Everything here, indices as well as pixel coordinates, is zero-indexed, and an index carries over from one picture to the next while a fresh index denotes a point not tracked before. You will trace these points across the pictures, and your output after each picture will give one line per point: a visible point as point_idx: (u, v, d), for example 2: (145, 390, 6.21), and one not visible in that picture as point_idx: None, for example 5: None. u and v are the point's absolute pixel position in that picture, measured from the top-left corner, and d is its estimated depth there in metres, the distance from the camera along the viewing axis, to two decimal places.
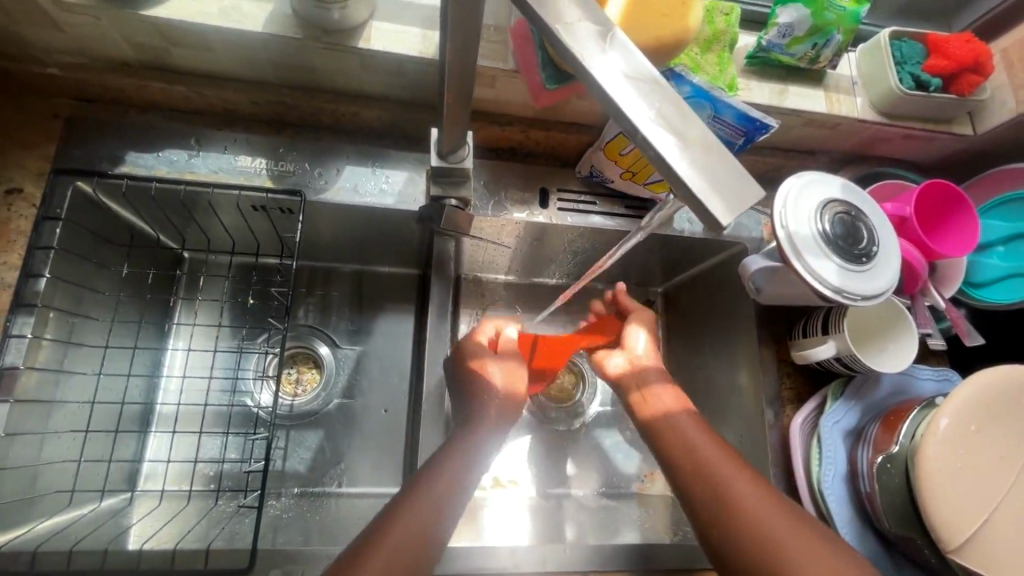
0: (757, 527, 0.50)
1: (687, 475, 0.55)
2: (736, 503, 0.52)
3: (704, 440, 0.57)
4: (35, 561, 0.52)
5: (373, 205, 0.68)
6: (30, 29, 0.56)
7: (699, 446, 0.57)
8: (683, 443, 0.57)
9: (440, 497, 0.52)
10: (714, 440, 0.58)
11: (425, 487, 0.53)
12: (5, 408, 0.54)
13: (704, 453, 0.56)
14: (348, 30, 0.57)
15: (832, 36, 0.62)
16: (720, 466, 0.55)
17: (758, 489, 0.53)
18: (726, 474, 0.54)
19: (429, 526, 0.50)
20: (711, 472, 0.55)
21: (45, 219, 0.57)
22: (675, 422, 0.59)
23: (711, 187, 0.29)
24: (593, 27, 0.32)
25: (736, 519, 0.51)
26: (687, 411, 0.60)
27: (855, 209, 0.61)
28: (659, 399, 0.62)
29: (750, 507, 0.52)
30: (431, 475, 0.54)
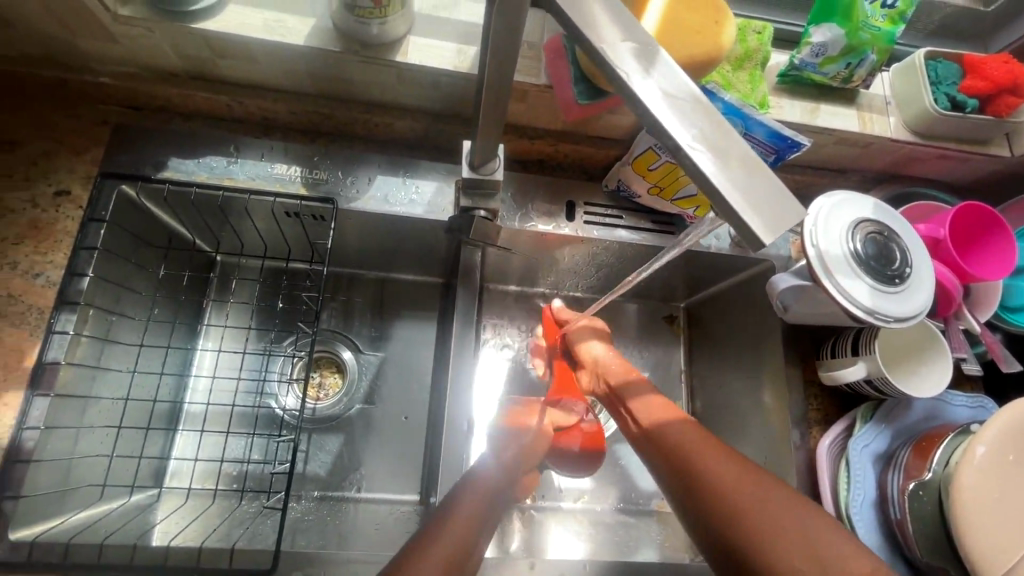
0: (761, 523, 0.47)
1: (691, 482, 0.52)
2: (739, 506, 0.48)
3: (708, 449, 0.53)
4: (68, 555, 0.53)
5: (403, 214, 0.69)
6: (86, 39, 0.59)
7: (702, 457, 0.53)
8: (682, 452, 0.54)
9: (467, 523, 0.51)
10: (730, 454, 0.53)
11: (462, 507, 0.52)
12: (46, 402, 0.56)
13: (707, 463, 0.52)
14: (386, 44, 0.59)
15: (866, 56, 0.62)
16: (726, 472, 0.51)
17: (778, 491, 0.49)
18: (737, 478, 0.50)
19: (464, 542, 0.49)
20: (710, 479, 0.51)
21: (90, 220, 0.60)
22: (667, 433, 0.57)
23: (751, 204, 0.29)
24: (633, 46, 0.32)
25: (738, 520, 0.48)
26: (679, 420, 0.58)
27: (888, 230, 0.60)
28: (650, 412, 0.60)
29: (755, 505, 0.48)
30: (462, 500, 0.53)
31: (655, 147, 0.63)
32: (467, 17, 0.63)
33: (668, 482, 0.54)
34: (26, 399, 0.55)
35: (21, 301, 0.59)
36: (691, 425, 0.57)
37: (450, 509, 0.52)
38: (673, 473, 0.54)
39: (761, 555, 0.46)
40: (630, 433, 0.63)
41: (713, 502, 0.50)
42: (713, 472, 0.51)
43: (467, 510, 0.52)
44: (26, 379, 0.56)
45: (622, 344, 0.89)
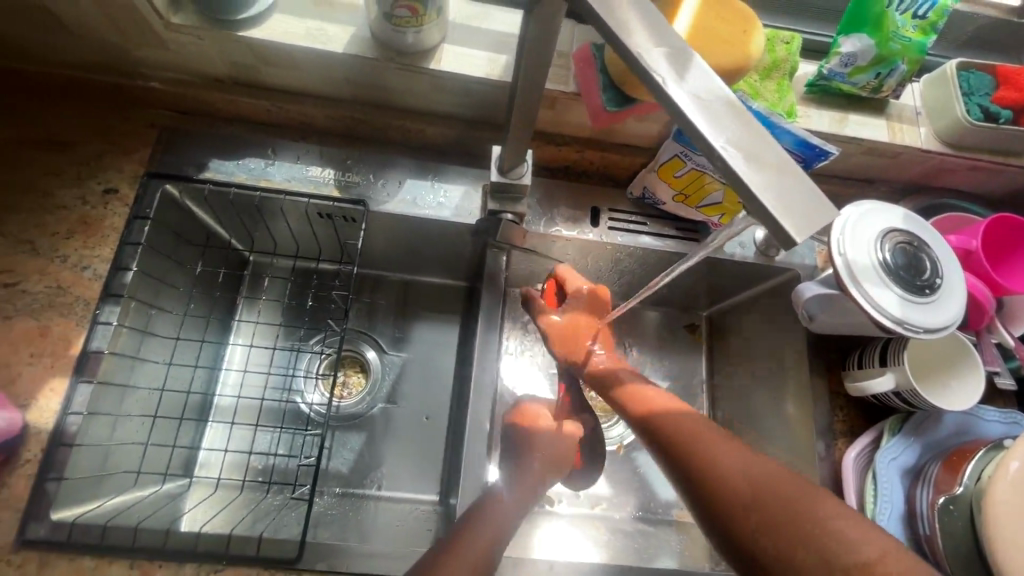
0: (777, 519, 0.46)
1: (704, 480, 0.50)
2: (754, 503, 0.47)
3: (721, 446, 0.51)
4: (105, 535, 0.55)
5: (431, 217, 0.71)
6: (139, 46, 0.62)
7: (716, 457, 0.50)
8: (696, 451, 0.51)
9: (489, 540, 0.53)
10: (737, 451, 0.51)
11: (481, 525, 0.54)
12: (88, 388, 0.59)
13: (720, 461, 0.50)
14: (420, 52, 0.61)
15: (896, 66, 0.62)
16: (740, 471, 0.49)
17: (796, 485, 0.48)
18: (749, 479, 0.48)
19: (485, 556, 0.52)
20: (725, 480, 0.49)
21: (136, 218, 0.64)
22: (675, 430, 0.54)
23: (785, 206, 0.29)
24: (667, 52, 0.33)
25: (755, 522, 0.46)
26: (685, 411, 0.56)
27: (918, 240, 0.60)
28: (653, 398, 0.59)
29: (770, 500, 0.47)
30: (481, 521, 0.55)
31: (680, 154, 0.64)
32: (501, 26, 0.65)
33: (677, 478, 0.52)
34: (72, 385, 0.58)
35: (68, 292, 0.62)
36: (693, 416, 0.55)
37: (472, 525, 0.54)
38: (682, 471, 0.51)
39: (777, 556, 0.45)
40: (625, 418, 0.60)
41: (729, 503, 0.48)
42: (727, 471, 0.49)
43: (487, 529, 0.54)
44: (72, 365, 0.59)
45: (642, 352, 0.89)
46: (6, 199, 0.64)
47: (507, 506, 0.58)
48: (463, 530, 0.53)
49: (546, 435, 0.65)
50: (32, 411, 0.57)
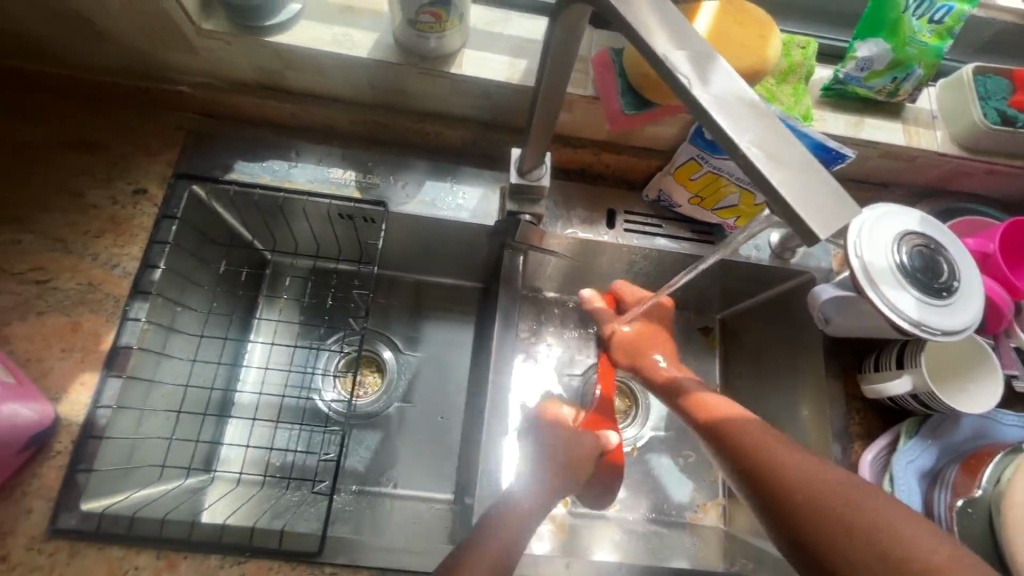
0: (834, 518, 0.47)
1: (764, 480, 0.53)
2: (809, 502, 0.49)
3: (783, 449, 0.54)
4: (132, 526, 0.56)
5: (450, 219, 0.72)
6: (170, 52, 0.64)
7: (778, 459, 0.53)
8: (759, 454, 0.54)
9: (510, 533, 0.54)
10: (800, 455, 0.53)
11: (493, 532, 0.54)
12: (118, 382, 0.60)
13: (782, 462, 0.53)
14: (442, 57, 0.63)
15: (912, 71, 0.63)
16: (802, 472, 0.52)
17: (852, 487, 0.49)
18: (812, 478, 0.51)
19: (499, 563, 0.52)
20: (786, 480, 0.51)
21: (164, 217, 0.66)
22: (737, 434, 0.57)
23: (807, 205, 0.30)
24: (689, 55, 0.34)
25: (811, 517, 0.49)
26: (746, 416, 0.59)
27: (934, 243, 0.60)
28: (716, 405, 0.62)
29: (827, 500, 0.49)
30: (493, 527, 0.55)
31: (697, 157, 0.65)
32: (520, 32, 0.66)
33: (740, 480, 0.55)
34: (102, 378, 0.60)
35: (99, 289, 0.63)
36: (752, 422, 0.58)
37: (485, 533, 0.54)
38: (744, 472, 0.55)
39: (832, 552, 0.47)
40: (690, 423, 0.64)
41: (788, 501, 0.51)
42: (785, 472, 0.52)
43: (499, 534, 0.54)
44: (102, 360, 0.61)
45: None
46: (41, 198, 0.66)
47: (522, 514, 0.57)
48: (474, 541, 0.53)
49: (561, 444, 0.65)
50: (63, 404, 0.59)
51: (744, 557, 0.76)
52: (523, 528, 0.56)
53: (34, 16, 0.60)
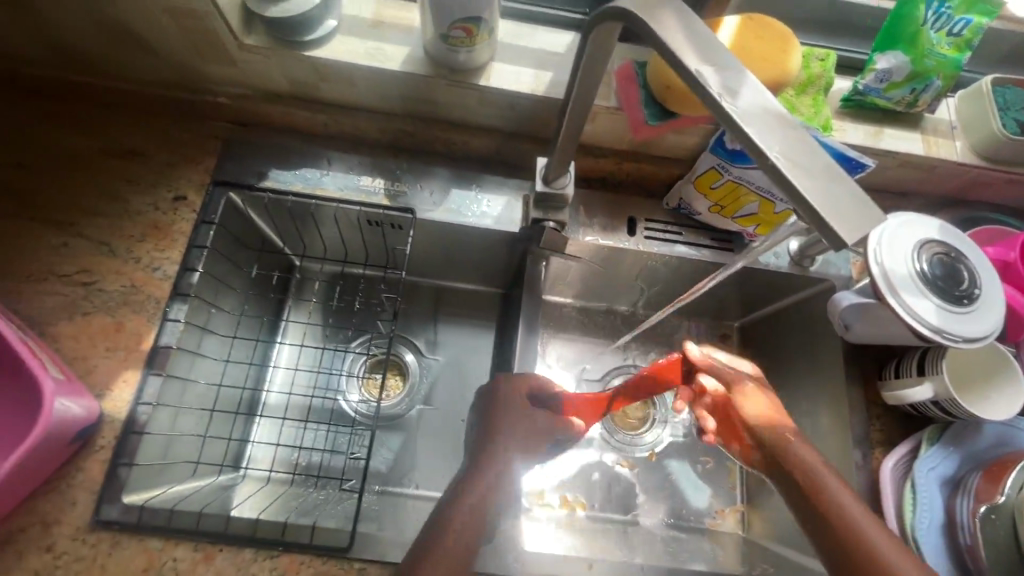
0: (851, 527, 0.54)
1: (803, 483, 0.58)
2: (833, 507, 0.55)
3: (824, 468, 0.59)
4: (172, 518, 0.59)
5: (475, 226, 0.74)
6: (213, 66, 0.68)
7: (823, 476, 0.58)
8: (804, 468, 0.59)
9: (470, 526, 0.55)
10: (837, 475, 0.59)
11: (451, 534, 0.54)
12: (158, 380, 0.63)
13: (825, 478, 0.58)
14: (470, 69, 0.65)
15: (931, 82, 0.64)
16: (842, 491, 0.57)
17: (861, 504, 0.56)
18: (850, 500, 0.56)
19: (459, 560, 0.53)
20: (819, 483, 0.57)
21: (202, 222, 0.69)
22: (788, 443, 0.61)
23: (836, 210, 0.31)
24: (717, 72, 0.36)
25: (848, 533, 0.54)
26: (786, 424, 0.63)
27: (955, 251, 0.61)
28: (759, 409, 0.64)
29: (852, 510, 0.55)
30: (449, 528, 0.55)
31: (718, 167, 0.66)
32: (546, 46, 0.68)
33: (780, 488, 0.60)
34: (143, 376, 0.62)
35: (141, 290, 0.66)
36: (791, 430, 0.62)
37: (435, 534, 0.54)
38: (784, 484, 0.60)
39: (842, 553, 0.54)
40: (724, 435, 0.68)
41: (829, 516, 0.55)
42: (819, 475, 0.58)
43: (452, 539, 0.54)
44: (144, 359, 0.63)
45: None
46: (88, 204, 0.69)
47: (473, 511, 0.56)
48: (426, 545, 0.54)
49: (511, 423, 0.64)
50: (107, 401, 0.61)
51: (763, 563, 0.77)
52: (481, 523, 0.56)
53: (86, 31, 0.64)
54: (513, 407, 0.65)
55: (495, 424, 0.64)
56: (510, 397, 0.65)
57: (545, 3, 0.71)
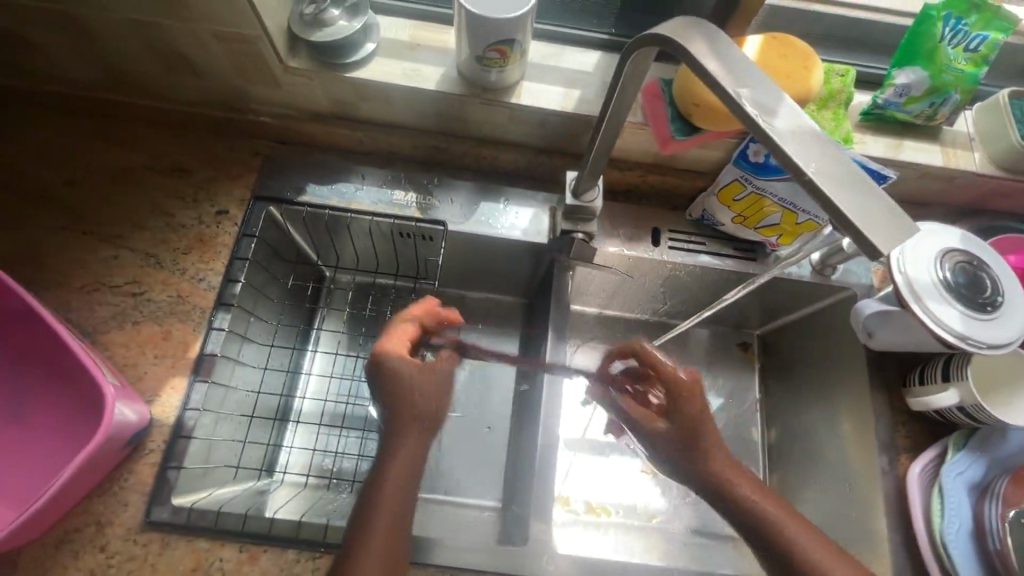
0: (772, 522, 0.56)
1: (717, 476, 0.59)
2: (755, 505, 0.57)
3: (754, 488, 0.58)
4: (218, 519, 0.61)
5: (503, 238, 0.77)
6: (257, 87, 0.71)
7: (725, 468, 0.59)
8: (734, 495, 0.58)
9: (399, 506, 0.54)
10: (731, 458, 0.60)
11: (383, 517, 0.53)
12: (203, 387, 0.65)
13: (726, 461, 0.59)
14: (502, 88, 0.68)
15: (950, 96, 0.66)
16: (770, 505, 0.57)
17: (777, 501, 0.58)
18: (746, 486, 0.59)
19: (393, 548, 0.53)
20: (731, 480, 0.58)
21: (245, 235, 0.72)
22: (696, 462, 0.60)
23: (870, 221, 0.33)
24: (754, 94, 0.38)
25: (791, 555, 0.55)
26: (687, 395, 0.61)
27: (977, 259, 0.63)
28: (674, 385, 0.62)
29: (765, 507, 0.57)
30: (378, 507, 0.53)
31: (741, 179, 0.68)
32: (574, 66, 0.71)
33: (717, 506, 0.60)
34: (191, 383, 0.65)
35: (187, 301, 0.69)
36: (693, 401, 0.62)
37: (366, 528, 0.53)
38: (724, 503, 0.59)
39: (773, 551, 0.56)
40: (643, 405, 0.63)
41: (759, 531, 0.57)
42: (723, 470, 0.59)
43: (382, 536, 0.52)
44: (190, 366, 0.66)
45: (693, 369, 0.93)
46: (136, 218, 0.72)
47: (393, 499, 0.54)
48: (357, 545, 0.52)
49: (413, 383, 0.58)
50: (157, 406, 0.64)
51: None
52: (410, 501, 0.56)
53: (141, 57, 0.67)
54: (405, 368, 0.59)
55: (398, 397, 0.58)
56: (398, 363, 0.58)
57: (574, 24, 0.73)
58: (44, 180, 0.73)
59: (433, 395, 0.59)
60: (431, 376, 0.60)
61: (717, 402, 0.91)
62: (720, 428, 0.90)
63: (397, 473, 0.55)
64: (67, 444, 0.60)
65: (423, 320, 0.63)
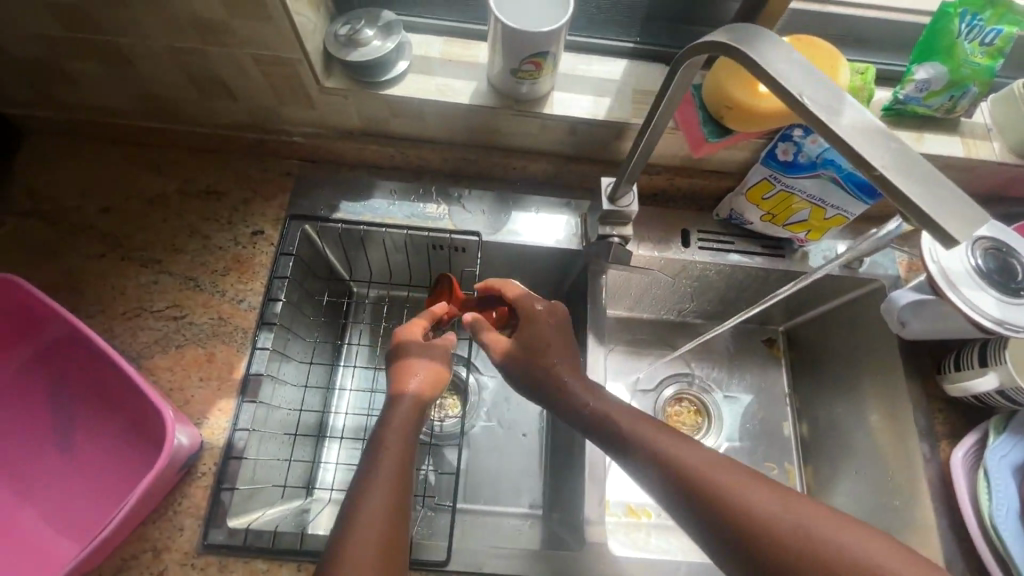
0: (764, 524, 0.46)
1: (672, 467, 0.52)
2: (742, 503, 0.48)
3: (743, 479, 0.49)
4: (276, 539, 0.61)
5: (536, 245, 0.78)
6: (290, 108, 0.72)
7: (684, 456, 0.52)
8: (695, 480, 0.50)
9: (398, 480, 0.52)
10: (689, 440, 0.54)
11: (383, 500, 0.50)
12: (251, 407, 0.66)
13: (687, 443, 0.53)
14: (533, 99, 0.69)
15: (968, 89, 0.68)
16: (771, 504, 0.47)
17: (772, 491, 0.48)
18: (720, 473, 0.50)
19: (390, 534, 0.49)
20: (689, 469, 0.51)
21: (282, 254, 0.72)
22: (668, 452, 0.53)
23: (946, 211, 0.34)
24: (824, 96, 0.39)
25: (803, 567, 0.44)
26: (556, 318, 0.67)
27: (1004, 246, 0.64)
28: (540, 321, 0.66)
29: (755, 504, 0.47)
30: (385, 484, 0.51)
31: (770, 177, 0.70)
32: (602, 75, 0.72)
33: (708, 524, 0.49)
34: (238, 404, 0.65)
35: (229, 322, 0.69)
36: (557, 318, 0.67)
37: (351, 527, 0.48)
38: (693, 506, 0.49)
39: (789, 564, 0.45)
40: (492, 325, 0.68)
41: (771, 551, 0.45)
42: (683, 460, 0.52)
43: (366, 534, 0.48)
44: (236, 388, 0.66)
45: (721, 366, 0.94)
46: (172, 242, 0.72)
47: (391, 494, 0.51)
48: (339, 556, 0.46)
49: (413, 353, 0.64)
50: (206, 428, 0.64)
51: None
52: (408, 478, 0.53)
53: (179, 84, 0.68)
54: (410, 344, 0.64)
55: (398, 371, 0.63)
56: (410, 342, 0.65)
57: (599, 35, 0.75)
58: (78, 209, 0.73)
59: (431, 383, 0.62)
60: (433, 367, 0.63)
61: (747, 399, 0.92)
62: (751, 424, 0.91)
63: (394, 444, 0.55)
64: (121, 471, 0.60)
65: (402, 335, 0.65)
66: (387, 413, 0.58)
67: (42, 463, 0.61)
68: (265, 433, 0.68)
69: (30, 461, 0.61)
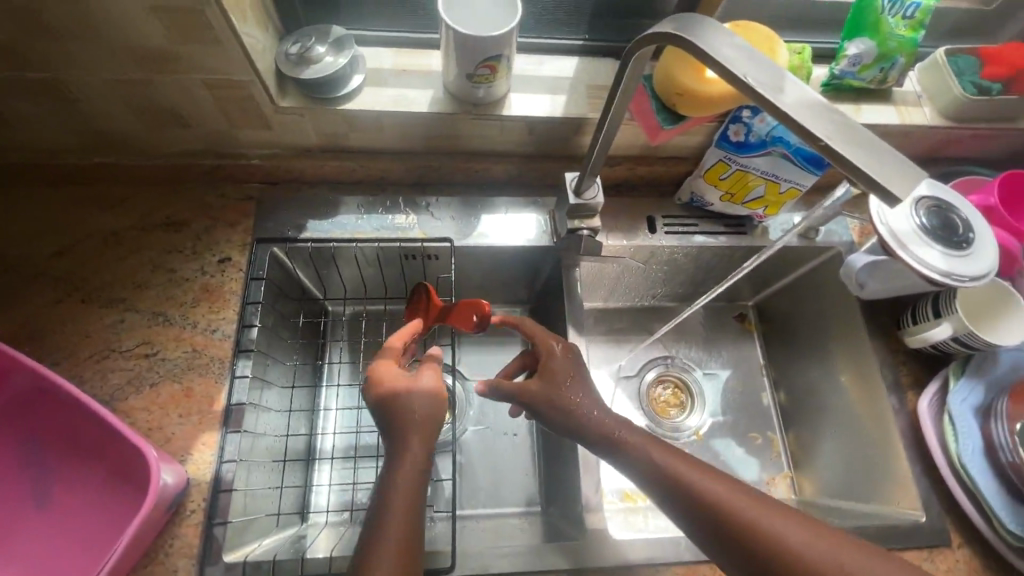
0: (771, 537, 0.49)
1: (685, 484, 0.53)
2: (750, 519, 0.50)
3: (744, 495, 0.51)
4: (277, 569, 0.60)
5: (507, 245, 0.78)
6: (244, 131, 0.71)
7: (694, 475, 0.53)
8: (706, 499, 0.51)
9: (409, 499, 0.51)
10: (696, 459, 0.55)
11: (394, 514, 0.50)
12: (236, 437, 0.64)
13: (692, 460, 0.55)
14: (491, 102, 0.70)
15: (896, 60, 0.72)
16: (772, 515, 0.50)
17: (772, 503, 0.51)
18: (715, 482, 0.52)
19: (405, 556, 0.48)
20: (701, 488, 0.52)
21: (253, 278, 0.70)
22: (678, 470, 0.54)
23: (888, 173, 0.37)
24: (768, 76, 0.41)
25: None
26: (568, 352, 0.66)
27: (945, 203, 0.68)
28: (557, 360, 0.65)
29: (761, 518, 0.50)
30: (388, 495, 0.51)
31: (725, 159, 0.72)
32: (554, 73, 0.74)
33: (719, 541, 0.51)
34: (222, 436, 0.64)
35: (203, 354, 0.68)
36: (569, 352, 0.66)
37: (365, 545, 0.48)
38: (706, 523, 0.51)
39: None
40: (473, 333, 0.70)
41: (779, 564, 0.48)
42: (694, 479, 0.53)
43: (380, 559, 0.47)
44: (219, 420, 0.65)
45: (697, 345, 0.97)
46: (135, 279, 0.70)
47: (402, 510, 0.50)
48: None
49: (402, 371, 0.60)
50: (190, 464, 0.63)
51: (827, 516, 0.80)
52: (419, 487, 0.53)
53: (126, 116, 0.67)
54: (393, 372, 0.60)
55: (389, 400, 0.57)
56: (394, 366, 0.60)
57: (548, 34, 0.77)
58: (29, 255, 0.70)
59: (434, 394, 0.58)
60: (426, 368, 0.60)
61: (725, 374, 0.95)
62: (732, 397, 0.94)
63: (404, 455, 0.54)
64: (104, 519, 0.58)
65: (392, 346, 0.64)
66: (395, 422, 0.56)
67: (16, 521, 0.58)
68: (253, 462, 0.66)
69: (4, 522, 0.58)
